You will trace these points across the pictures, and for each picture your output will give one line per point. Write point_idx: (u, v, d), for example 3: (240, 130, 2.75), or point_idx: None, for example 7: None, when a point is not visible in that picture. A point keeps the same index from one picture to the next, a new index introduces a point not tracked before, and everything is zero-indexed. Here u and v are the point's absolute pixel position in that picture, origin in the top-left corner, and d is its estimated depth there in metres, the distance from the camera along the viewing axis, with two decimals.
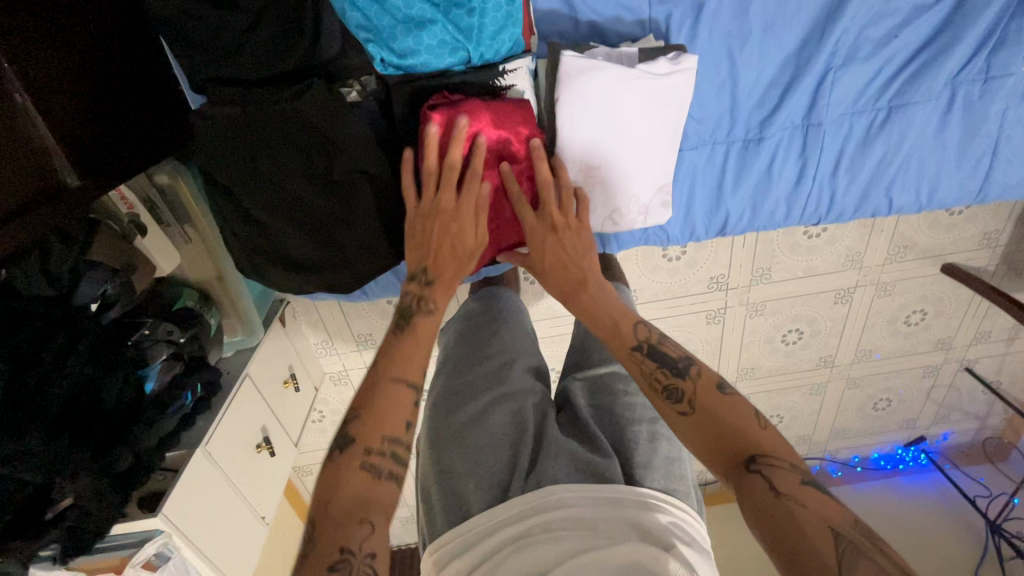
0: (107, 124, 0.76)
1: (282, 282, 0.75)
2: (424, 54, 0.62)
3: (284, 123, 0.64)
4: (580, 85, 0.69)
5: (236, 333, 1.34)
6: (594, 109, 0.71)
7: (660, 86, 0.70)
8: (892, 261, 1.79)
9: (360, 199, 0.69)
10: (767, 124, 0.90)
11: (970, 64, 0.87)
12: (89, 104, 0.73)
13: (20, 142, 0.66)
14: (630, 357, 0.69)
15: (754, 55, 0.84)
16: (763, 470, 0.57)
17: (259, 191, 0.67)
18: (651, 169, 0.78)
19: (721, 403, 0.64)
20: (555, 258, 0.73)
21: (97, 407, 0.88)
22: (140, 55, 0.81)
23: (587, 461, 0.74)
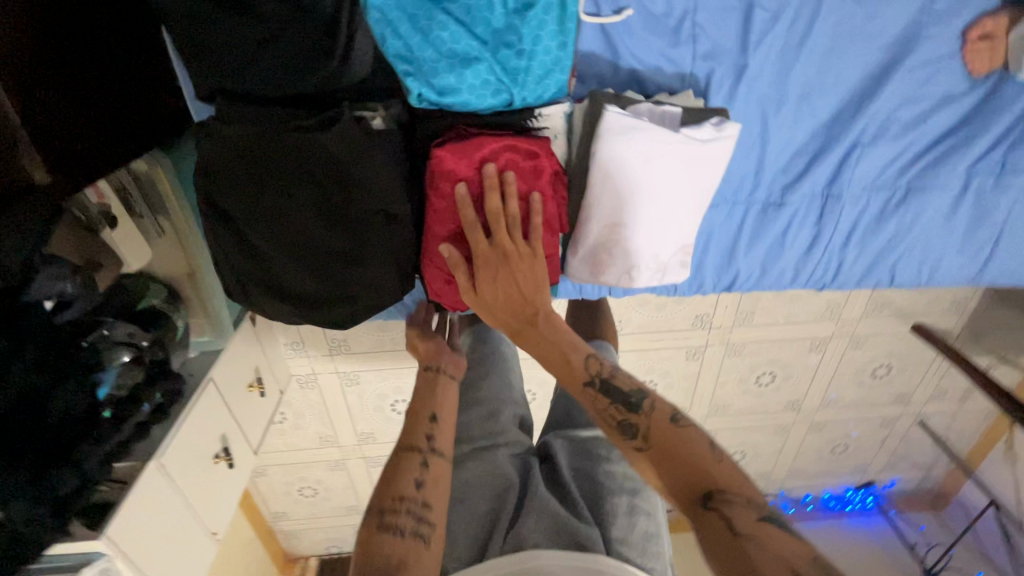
0: (88, 116, 0.68)
1: (274, 315, 0.68)
2: (465, 93, 0.57)
3: (297, 150, 0.57)
4: (621, 145, 0.65)
5: (202, 333, 1.24)
6: (628, 169, 0.67)
7: (696, 152, 0.67)
8: (867, 315, 1.83)
9: (372, 241, 0.63)
10: (789, 190, 0.89)
11: (988, 156, 0.88)
12: (70, 93, 0.66)
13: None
14: (581, 393, 0.61)
15: (786, 122, 0.83)
16: (719, 506, 0.50)
17: (262, 220, 0.60)
18: (670, 230, 0.75)
19: (677, 433, 0.57)
20: (503, 291, 0.63)
21: (40, 421, 0.77)
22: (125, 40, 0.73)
23: (566, 522, 0.63)
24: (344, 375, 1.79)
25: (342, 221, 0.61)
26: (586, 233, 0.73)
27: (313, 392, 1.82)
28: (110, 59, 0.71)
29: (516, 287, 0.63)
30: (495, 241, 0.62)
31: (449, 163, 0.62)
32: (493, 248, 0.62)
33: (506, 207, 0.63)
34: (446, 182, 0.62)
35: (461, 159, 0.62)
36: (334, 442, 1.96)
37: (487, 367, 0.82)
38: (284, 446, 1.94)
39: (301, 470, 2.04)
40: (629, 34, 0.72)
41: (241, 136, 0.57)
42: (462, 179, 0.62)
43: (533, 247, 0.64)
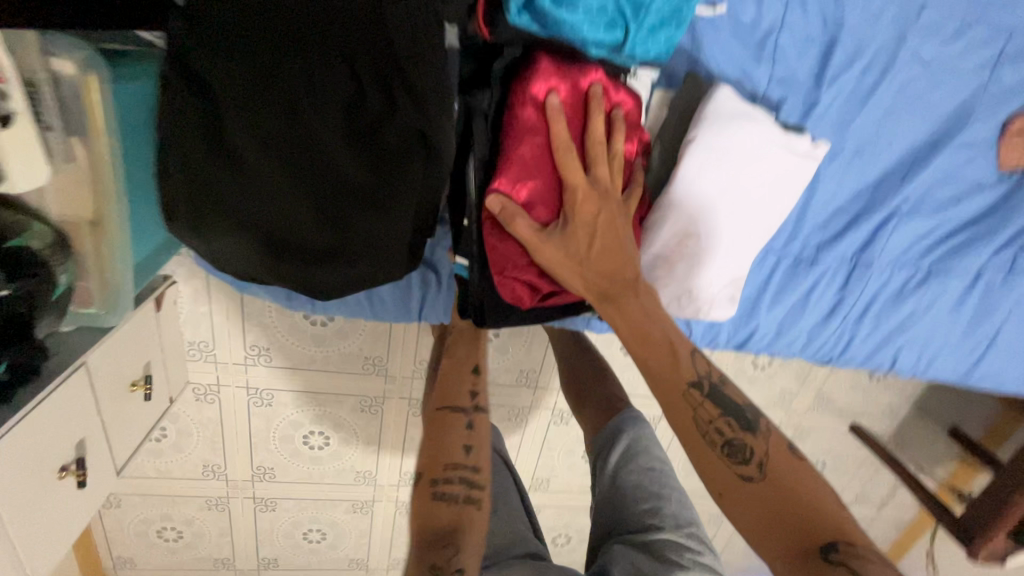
0: None
1: (233, 247, 0.52)
2: (579, 14, 0.52)
3: (331, 25, 0.44)
4: (720, 132, 0.60)
5: (88, 304, 0.91)
6: (713, 167, 0.61)
7: (780, 166, 0.63)
8: (813, 408, 1.85)
9: (396, 180, 0.49)
10: (823, 248, 0.84)
11: (1003, 252, 0.88)
12: None
13: None
14: (684, 398, 0.54)
15: (837, 174, 0.79)
16: (848, 560, 0.45)
17: (263, 114, 0.45)
18: (737, 258, 0.66)
19: (795, 469, 0.52)
20: (597, 242, 0.56)
21: None
22: None
23: None
24: (256, 392, 1.48)
25: (365, 141, 0.48)
26: (654, 236, 0.63)
27: (211, 408, 1.49)
28: None
29: (611, 246, 0.57)
30: (595, 174, 0.57)
31: (557, 81, 0.57)
32: (592, 188, 0.57)
33: (612, 145, 0.58)
34: (543, 96, 0.57)
35: (568, 81, 0.58)
36: (220, 474, 1.60)
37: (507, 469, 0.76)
38: (153, 472, 1.55)
39: (166, 507, 1.64)
40: (714, 34, 0.65)
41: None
42: (560, 95, 0.57)
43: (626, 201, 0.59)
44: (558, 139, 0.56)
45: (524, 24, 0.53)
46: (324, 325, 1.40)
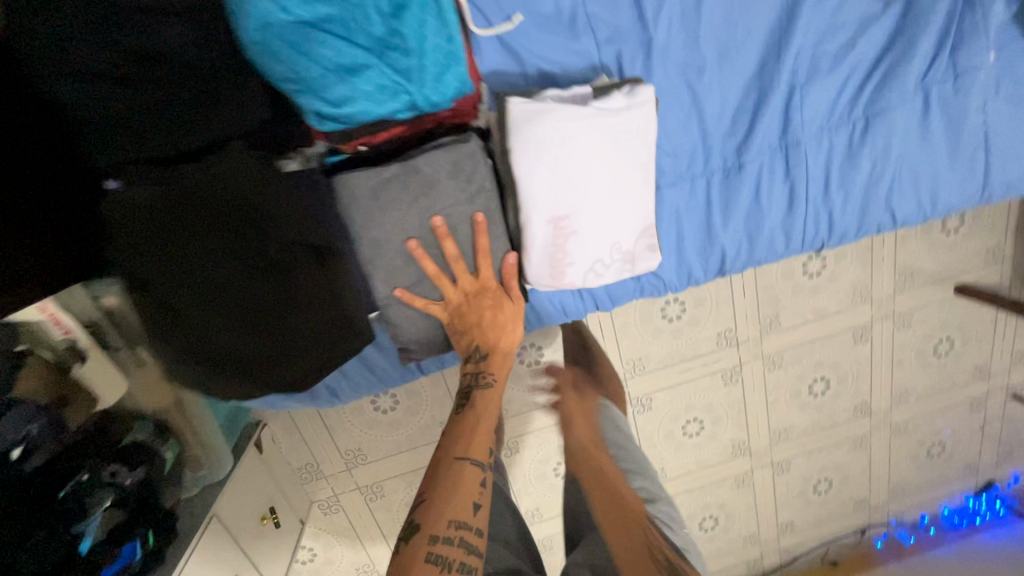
0: None
1: (219, 385, 0.66)
2: (362, 101, 0.59)
3: (235, 203, 0.58)
4: (533, 130, 0.67)
5: (200, 467, 1.12)
6: (552, 157, 0.69)
7: (612, 126, 0.69)
8: (901, 290, 1.67)
9: (307, 300, 0.63)
10: (743, 151, 0.85)
11: (935, 64, 0.83)
12: None
13: None
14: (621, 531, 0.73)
15: (714, 85, 0.81)
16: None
17: (181, 280, 0.58)
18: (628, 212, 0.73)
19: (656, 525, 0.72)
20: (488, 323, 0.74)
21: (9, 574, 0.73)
22: None
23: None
24: (367, 489, 1.65)
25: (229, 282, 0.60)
26: (534, 234, 0.71)
27: (339, 517, 1.67)
28: None
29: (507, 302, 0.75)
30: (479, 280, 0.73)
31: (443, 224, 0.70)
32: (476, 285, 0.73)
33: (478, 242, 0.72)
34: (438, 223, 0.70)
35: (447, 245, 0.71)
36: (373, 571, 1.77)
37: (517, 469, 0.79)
38: None
39: None
40: (528, 39, 0.74)
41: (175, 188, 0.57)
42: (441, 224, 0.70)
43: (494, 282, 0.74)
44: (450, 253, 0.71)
45: (327, 125, 0.60)
46: (391, 410, 1.54)
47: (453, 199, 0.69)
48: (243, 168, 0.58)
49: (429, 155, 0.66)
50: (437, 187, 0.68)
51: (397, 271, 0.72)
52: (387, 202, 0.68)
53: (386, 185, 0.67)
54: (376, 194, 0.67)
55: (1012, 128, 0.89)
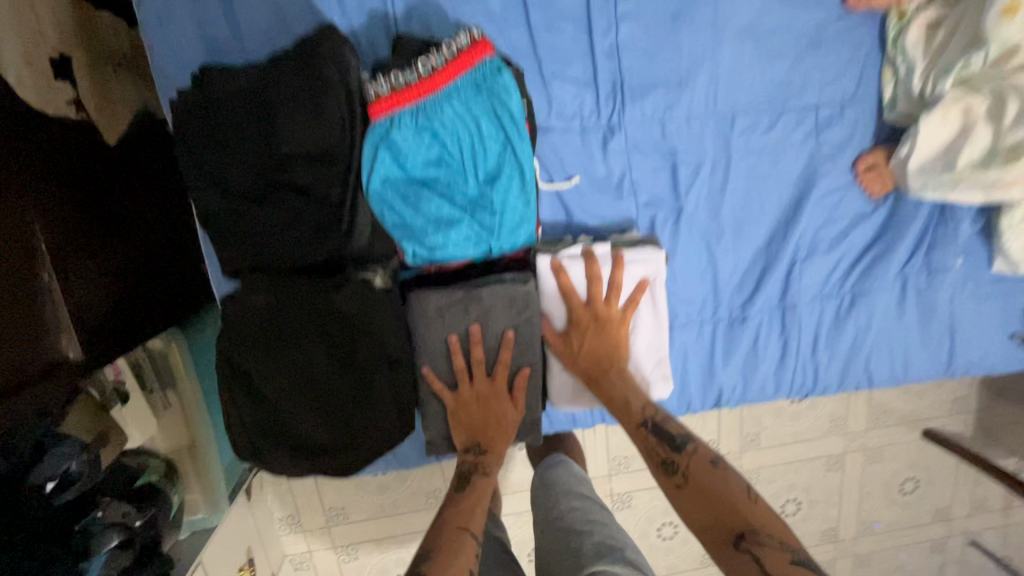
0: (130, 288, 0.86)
1: (278, 462, 0.72)
2: (451, 246, 0.70)
3: (338, 316, 0.67)
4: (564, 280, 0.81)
5: (192, 512, 1.00)
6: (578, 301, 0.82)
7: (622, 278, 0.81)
8: (873, 426, 1.79)
9: (382, 402, 0.71)
10: (747, 306, 0.98)
11: (913, 260, 0.99)
12: (109, 252, 0.83)
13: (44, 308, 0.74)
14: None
15: (729, 250, 0.96)
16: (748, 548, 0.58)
17: (276, 369, 0.68)
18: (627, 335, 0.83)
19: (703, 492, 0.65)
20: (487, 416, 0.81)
21: None
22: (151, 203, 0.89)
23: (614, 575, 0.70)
24: (340, 550, 1.65)
25: (316, 379, 0.68)
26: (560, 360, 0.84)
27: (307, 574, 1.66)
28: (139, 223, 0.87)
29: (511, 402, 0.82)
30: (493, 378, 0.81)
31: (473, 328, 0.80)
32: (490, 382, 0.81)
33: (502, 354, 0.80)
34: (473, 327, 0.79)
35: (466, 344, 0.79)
36: None
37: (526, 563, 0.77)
38: None
39: None
40: (581, 195, 0.88)
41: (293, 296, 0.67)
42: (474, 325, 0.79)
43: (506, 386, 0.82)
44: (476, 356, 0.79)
45: (418, 260, 0.71)
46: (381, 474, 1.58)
47: (501, 323, 0.80)
48: (351, 291, 0.68)
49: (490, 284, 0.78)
50: (488, 314, 0.79)
51: (435, 366, 0.81)
52: (447, 312, 0.78)
53: (449, 305, 0.78)
54: (440, 314, 0.78)
55: (973, 319, 1.04)
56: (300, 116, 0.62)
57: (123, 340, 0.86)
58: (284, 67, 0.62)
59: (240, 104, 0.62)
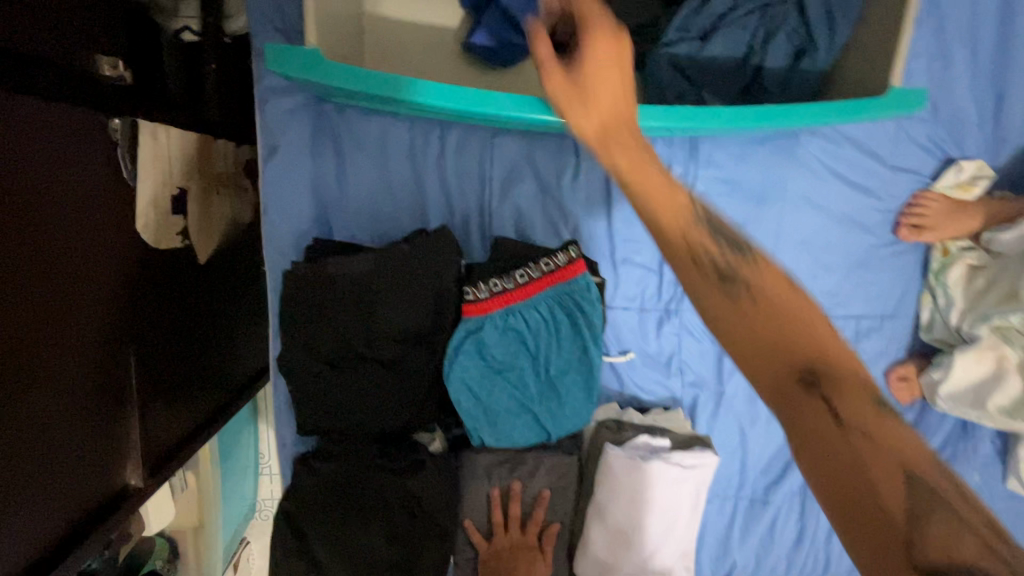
0: (186, 386, 0.81)
1: None
2: (516, 435, 0.73)
3: (403, 493, 0.70)
4: (614, 469, 0.81)
5: None
6: (622, 492, 0.81)
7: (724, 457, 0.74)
8: None
9: None
10: (770, 489, 1.01)
11: None
12: (175, 353, 0.79)
13: (111, 432, 0.69)
14: None
15: (760, 435, 0.99)
16: None
17: (333, 537, 0.69)
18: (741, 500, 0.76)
19: None
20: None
21: None
22: (204, 285, 0.85)
23: None
24: None
25: (370, 551, 0.69)
26: (593, 540, 0.82)
27: None
28: (196, 312, 0.83)
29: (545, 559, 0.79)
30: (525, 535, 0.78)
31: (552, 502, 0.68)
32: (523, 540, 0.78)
33: (536, 511, 0.78)
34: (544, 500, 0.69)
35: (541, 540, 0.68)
36: None
37: None
38: None
39: None
40: (633, 371, 0.92)
41: (362, 469, 0.70)
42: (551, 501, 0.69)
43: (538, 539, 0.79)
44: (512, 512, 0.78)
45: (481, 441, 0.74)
46: None
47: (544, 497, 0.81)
48: (416, 469, 0.71)
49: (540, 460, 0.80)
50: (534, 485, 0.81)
51: (475, 519, 0.79)
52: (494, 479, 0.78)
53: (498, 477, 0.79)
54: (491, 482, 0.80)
55: None
56: (405, 308, 0.69)
57: (187, 438, 0.81)
58: (397, 256, 0.69)
59: (350, 290, 0.68)
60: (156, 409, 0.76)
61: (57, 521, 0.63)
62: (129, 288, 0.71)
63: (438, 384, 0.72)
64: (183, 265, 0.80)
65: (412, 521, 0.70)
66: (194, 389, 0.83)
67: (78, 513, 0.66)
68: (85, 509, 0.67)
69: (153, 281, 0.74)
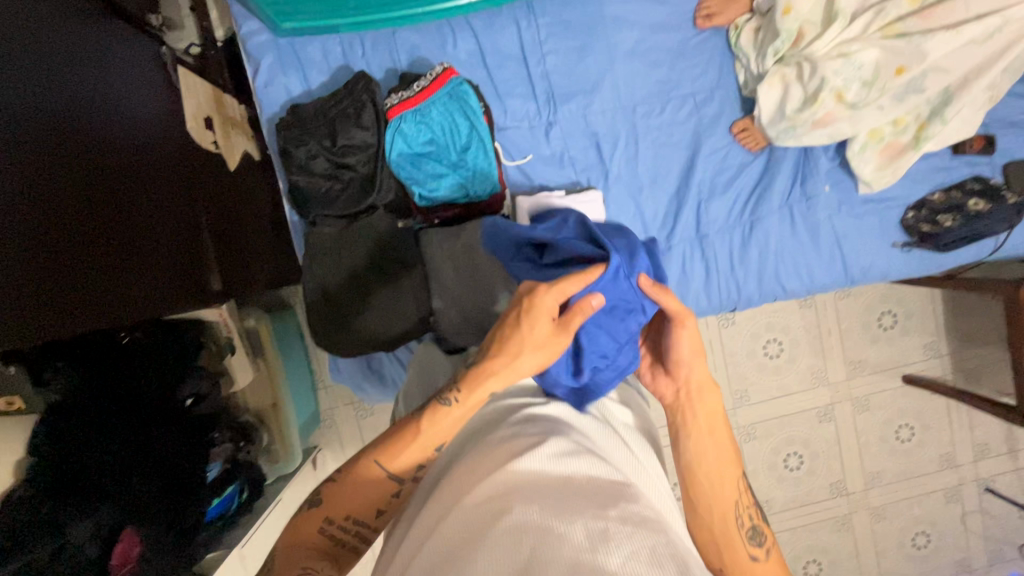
0: (237, 237, 1.23)
1: (334, 338, 1.10)
2: (443, 190, 1.11)
3: (376, 238, 1.08)
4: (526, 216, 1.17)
5: (277, 459, 1.53)
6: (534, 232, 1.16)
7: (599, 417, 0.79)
8: (853, 376, 1.99)
9: (404, 294, 1.08)
10: (671, 238, 1.33)
11: (793, 191, 1.33)
12: (226, 211, 1.21)
13: (199, 243, 1.10)
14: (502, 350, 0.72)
15: (649, 197, 1.32)
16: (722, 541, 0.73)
17: (337, 276, 1.08)
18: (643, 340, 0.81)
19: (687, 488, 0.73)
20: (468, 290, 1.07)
21: (139, 459, 1.10)
22: (236, 176, 1.27)
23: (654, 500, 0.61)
24: None
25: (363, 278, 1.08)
26: None
27: None
28: (234, 191, 1.25)
29: None
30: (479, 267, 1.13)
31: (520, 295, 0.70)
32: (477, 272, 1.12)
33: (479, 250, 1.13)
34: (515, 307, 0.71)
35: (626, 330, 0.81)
36: None
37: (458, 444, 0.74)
38: None
39: None
40: (536, 169, 1.29)
41: (348, 230, 1.08)
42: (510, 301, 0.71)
43: None
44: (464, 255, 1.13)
45: (423, 203, 1.13)
46: None
47: None
48: (382, 225, 1.09)
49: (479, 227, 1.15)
50: None
51: None
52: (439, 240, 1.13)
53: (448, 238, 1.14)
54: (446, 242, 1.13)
55: (855, 232, 1.35)
56: (357, 136, 1.06)
57: (242, 269, 1.22)
58: (341, 93, 1.08)
59: (319, 122, 1.06)
60: (222, 242, 1.17)
61: (179, 279, 1.02)
62: (190, 154, 1.12)
63: (387, 174, 1.10)
64: (219, 159, 1.22)
65: (384, 255, 1.09)
66: (244, 241, 1.24)
67: (191, 286, 1.06)
68: (194, 285, 1.07)
69: (203, 159, 1.16)
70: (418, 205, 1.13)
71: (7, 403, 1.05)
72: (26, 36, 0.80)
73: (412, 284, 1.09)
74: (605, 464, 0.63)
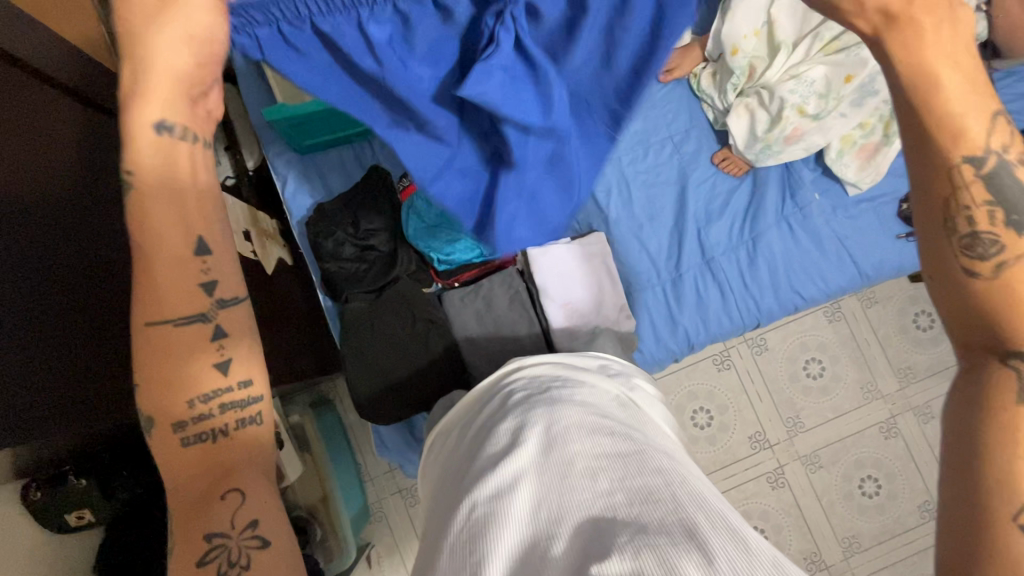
0: (274, 327, 1.33)
1: (372, 405, 1.14)
2: (458, 253, 1.20)
3: (405, 305, 1.17)
4: (539, 263, 1.23)
5: (331, 556, 1.51)
6: (547, 275, 1.23)
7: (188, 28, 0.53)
8: (906, 384, 1.91)
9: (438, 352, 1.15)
10: (679, 267, 1.39)
11: (785, 205, 1.41)
12: (263, 304, 1.32)
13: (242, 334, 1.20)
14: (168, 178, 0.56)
15: (650, 234, 1.40)
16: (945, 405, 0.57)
17: (374, 344, 1.14)
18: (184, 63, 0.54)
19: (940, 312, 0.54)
20: None
21: None
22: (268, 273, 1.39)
23: (659, 456, 0.61)
24: None
25: (399, 340, 1.14)
26: (553, 312, 1.22)
27: None
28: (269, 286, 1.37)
29: (523, 327, 1.19)
30: (499, 316, 1.19)
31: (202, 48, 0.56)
32: (497, 323, 1.19)
33: (498, 302, 1.20)
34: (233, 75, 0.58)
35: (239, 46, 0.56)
36: None
37: (467, 429, 0.77)
38: None
39: None
40: None
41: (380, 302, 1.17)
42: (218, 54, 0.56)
43: (513, 310, 1.20)
44: (484, 309, 1.20)
45: (441, 267, 1.22)
46: None
47: (507, 305, 1.21)
48: (408, 292, 1.18)
49: (495, 283, 1.22)
50: (495, 300, 1.21)
51: (469, 326, 1.19)
52: (460, 298, 1.21)
53: (470, 293, 1.22)
54: (467, 298, 1.21)
55: (855, 230, 1.40)
56: (378, 221, 1.22)
57: (278, 355, 1.31)
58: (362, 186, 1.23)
59: (344, 215, 1.20)
60: (264, 334, 1.27)
61: None
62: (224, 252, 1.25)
63: (404, 245, 1.21)
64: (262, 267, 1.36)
65: (413, 318, 1.16)
66: (278, 330, 1.34)
67: None
68: None
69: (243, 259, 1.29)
70: (437, 268, 1.22)
71: (77, 517, 1.07)
72: (79, 169, 0.89)
73: (443, 343, 1.16)
74: (606, 440, 0.62)
